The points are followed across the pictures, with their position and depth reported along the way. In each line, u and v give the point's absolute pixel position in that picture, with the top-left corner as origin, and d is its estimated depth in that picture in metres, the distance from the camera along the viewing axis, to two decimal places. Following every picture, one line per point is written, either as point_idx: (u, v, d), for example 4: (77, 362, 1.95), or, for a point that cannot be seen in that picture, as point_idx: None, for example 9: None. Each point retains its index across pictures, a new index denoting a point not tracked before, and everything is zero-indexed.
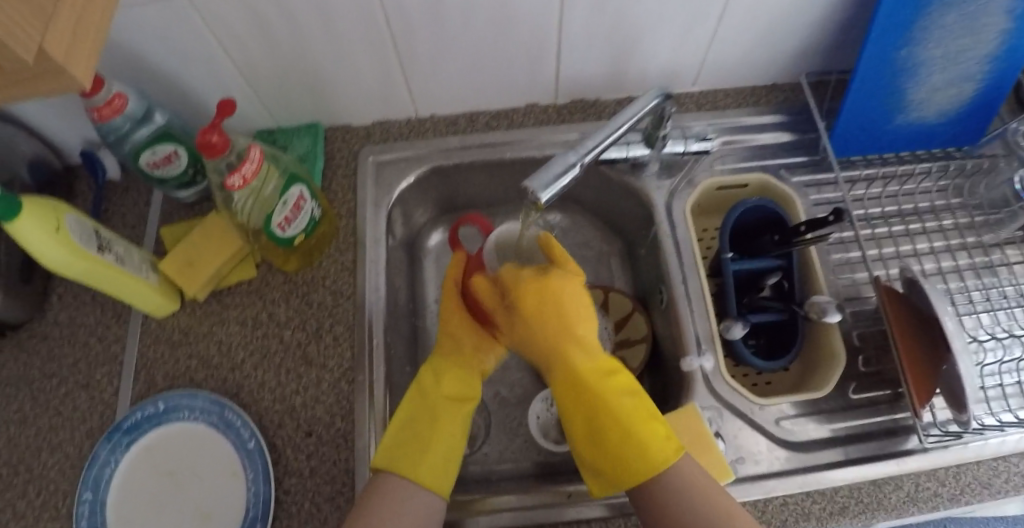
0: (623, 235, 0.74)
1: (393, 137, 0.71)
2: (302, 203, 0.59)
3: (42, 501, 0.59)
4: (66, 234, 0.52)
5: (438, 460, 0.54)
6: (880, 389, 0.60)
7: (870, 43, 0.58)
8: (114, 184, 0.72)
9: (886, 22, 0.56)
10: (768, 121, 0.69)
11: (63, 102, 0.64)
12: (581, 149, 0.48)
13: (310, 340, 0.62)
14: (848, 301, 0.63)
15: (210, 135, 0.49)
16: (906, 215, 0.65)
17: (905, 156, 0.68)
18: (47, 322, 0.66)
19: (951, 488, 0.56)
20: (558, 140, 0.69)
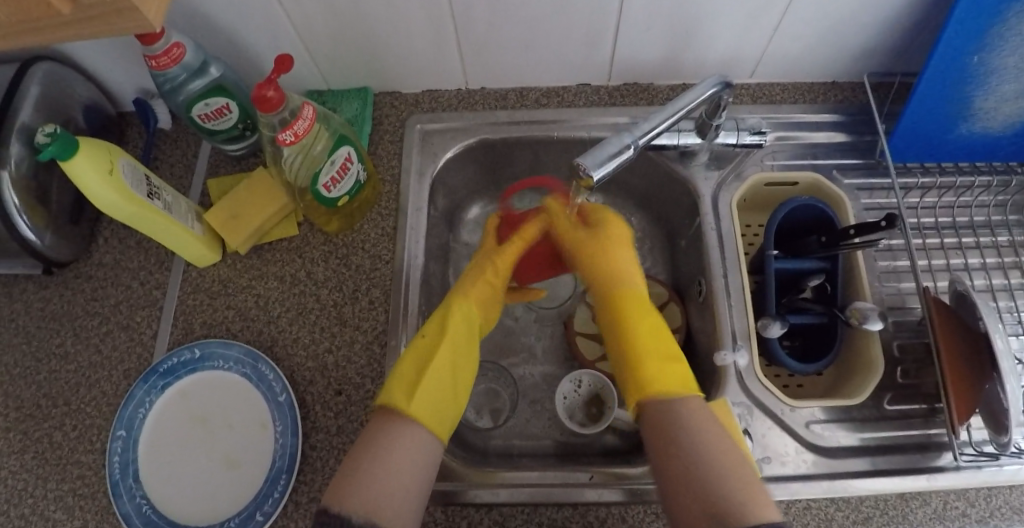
0: (663, 224, 0.73)
1: (442, 107, 0.70)
2: (349, 165, 0.59)
3: (77, 434, 0.61)
4: (118, 176, 0.53)
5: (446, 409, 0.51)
6: (916, 402, 0.59)
7: (939, 49, 0.55)
8: (164, 133, 0.74)
9: (959, 27, 0.53)
10: (825, 119, 0.67)
11: (123, 48, 0.65)
12: (636, 132, 0.48)
13: (345, 301, 0.63)
14: (891, 310, 0.61)
15: (266, 89, 0.50)
16: (960, 228, 0.63)
17: (966, 167, 0.65)
18: (92, 262, 0.68)
19: (981, 510, 0.54)
20: (607, 122, 0.68)
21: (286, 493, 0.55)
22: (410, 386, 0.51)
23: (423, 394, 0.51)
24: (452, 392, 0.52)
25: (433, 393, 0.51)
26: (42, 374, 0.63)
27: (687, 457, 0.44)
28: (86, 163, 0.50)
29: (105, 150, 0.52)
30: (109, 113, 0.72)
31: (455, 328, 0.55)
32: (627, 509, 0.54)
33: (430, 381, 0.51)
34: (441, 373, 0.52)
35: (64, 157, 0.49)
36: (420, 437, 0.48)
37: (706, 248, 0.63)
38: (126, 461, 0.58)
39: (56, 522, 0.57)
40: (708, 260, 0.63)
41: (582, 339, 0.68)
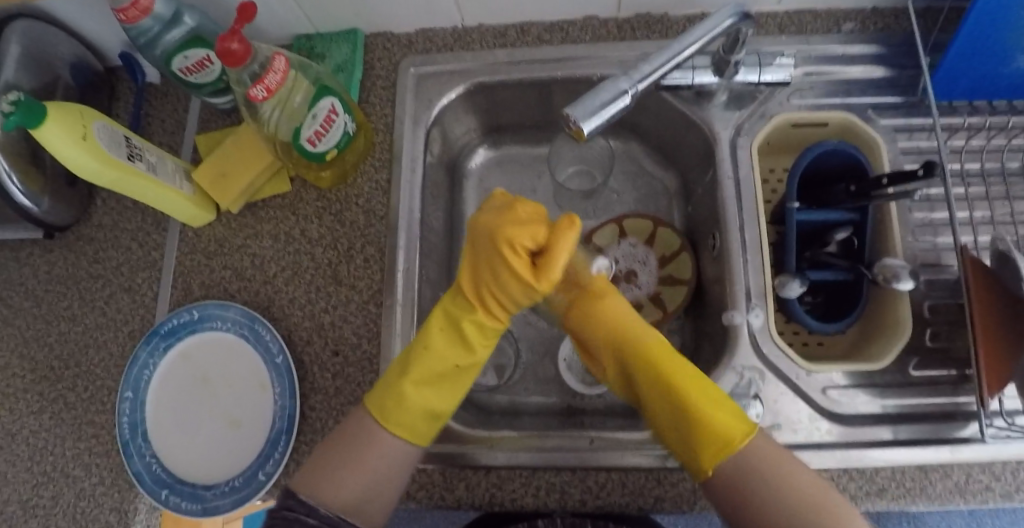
0: (679, 167, 0.68)
1: (437, 49, 0.65)
2: (335, 116, 0.55)
3: (89, 395, 0.63)
4: (93, 141, 0.51)
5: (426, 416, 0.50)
6: (944, 368, 0.54)
7: None
8: (154, 87, 0.71)
9: None
10: (862, 51, 0.60)
11: None
12: (634, 76, 0.42)
13: (340, 259, 0.61)
14: (925, 268, 0.56)
15: (229, 42, 0.45)
16: (1009, 175, 0.57)
17: (1020, 106, 0.58)
18: (92, 224, 0.68)
19: (1006, 485, 0.51)
20: (614, 58, 0.62)
21: (286, 454, 0.55)
22: (392, 403, 0.49)
23: (423, 417, 0.49)
24: (436, 412, 0.50)
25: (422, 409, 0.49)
26: (53, 336, 0.65)
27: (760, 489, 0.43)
28: (59, 132, 0.48)
29: (77, 114, 0.50)
30: (96, 70, 0.70)
31: (432, 342, 0.50)
32: (628, 475, 0.53)
33: (428, 396, 0.49)
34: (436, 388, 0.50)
35: (32, 126, 0.47)
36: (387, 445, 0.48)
37: (722, 198, 0.59)
38: (135, 422, 0.59)
39: (76, 477, 0.61)
40: (724, 211, 0.58)
41: None
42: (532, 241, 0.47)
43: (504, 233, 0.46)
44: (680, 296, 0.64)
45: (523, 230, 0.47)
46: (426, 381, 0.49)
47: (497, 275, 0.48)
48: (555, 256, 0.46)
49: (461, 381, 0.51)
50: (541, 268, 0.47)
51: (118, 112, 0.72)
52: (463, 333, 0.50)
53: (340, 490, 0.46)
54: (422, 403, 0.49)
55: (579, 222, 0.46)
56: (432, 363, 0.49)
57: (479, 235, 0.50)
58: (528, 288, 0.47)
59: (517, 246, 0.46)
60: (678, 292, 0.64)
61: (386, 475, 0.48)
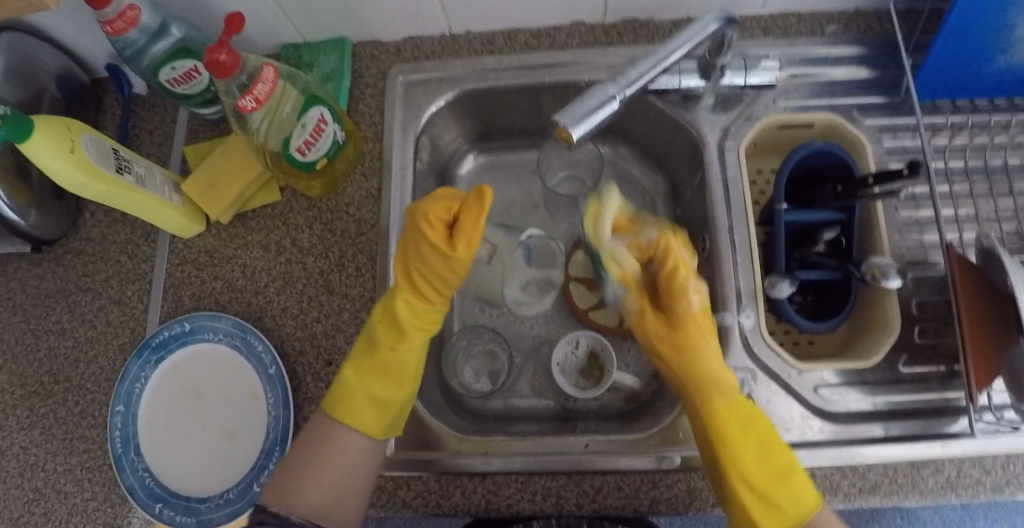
0: (668, 170, 0.68)
1: (425, 56, 0.65)
2: (324, 125, 0.55)
3: (80, 409, 0.62)
4: (81, 155, 0.50)
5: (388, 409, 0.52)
6: (932, 364, 0.55)
7: None
8: (142, 99, 0.71)
9: None
10: (846, 52, 0.61)
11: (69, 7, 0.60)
12: (622, 82, 0.42)
13: (332, 268, 0.61)
14: (911, 266, 0.57)
15: (218, 54, 0.45)
16: (992, 172, 0.57)
17: (1002, 104, 0.59)
18: (80, 237, 0.67)
19: (996, 478, 0.51)
20: (601, 63, 0.63)
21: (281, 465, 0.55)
22: (350, 395, 0.51)
23: (370, 402, 0.51)
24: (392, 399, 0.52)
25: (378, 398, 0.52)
26: (42, 351, 0.64)
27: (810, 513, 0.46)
28: (46, 145, 0.48)
29: (64, 126, 0.50)
30: (83, 81, 0.70)
31: (376, 335, 0.53)
32: (623, 477, 0.53)
33: (375, 389, 0.52)
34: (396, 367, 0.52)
35: (19, 140, 0.47)
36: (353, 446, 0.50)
37: (711, 200, 0.59)
38: (127, 436, 0.59)
39: (68, 493, 0.60)
40: (713, 213, 0.59)
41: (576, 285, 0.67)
42: (445, 213, 0.52)
43: (419, 211, 0.52)
44: None
45: (435, 204, 0.52)
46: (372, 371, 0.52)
47: (416, 251, 0.53)
48: (463, 231, 0.51)
49: (414, 369, 0.54)
50: (452, 240, 0.51)
51: (106, 124, 0.71)
52: (400, 320, 0.52)
53: (309, 492, 0.47)
54: (367, 393, 0.51)
55: (489, 192, 0.49)
56: (382, 356, 0.52)
57: (409, 227, 0.54)
58: (444, 258, 0.52)
59: (431, 219, 0.52)
60: None
61: (345, 483, 0.49)
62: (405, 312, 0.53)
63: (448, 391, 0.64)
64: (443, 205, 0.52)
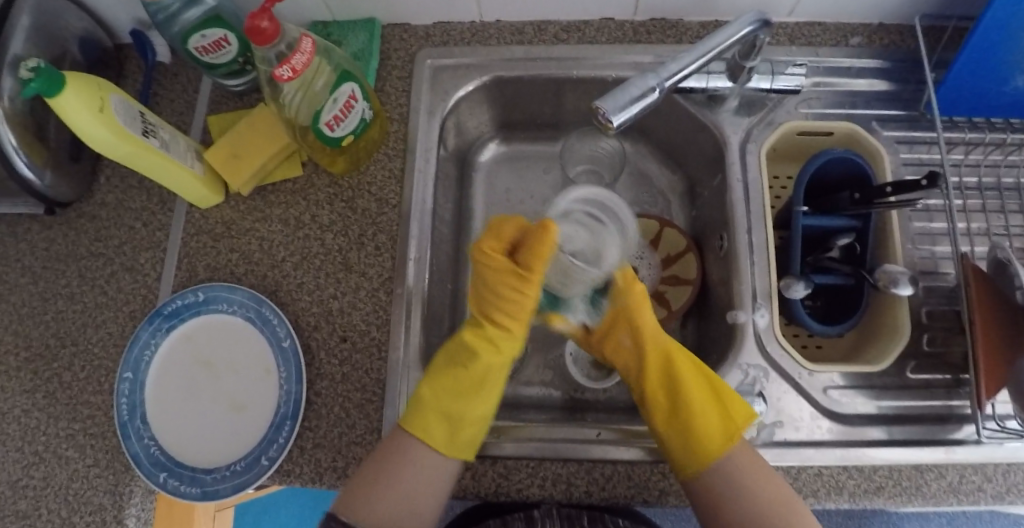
0: (686, 170, 0.69)
1: (454, 42, 0.66)
2: (354, 102, 0.55)
3: (86, 374, 0.61)
4: (110, 115, 0.50)
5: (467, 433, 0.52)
6: (939, 372, 0.56)
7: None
8: (165, 67, 0.71)
9: None
10: (868, 64, 0.62)
11: None
12: (661, 73, 0.43)
13: (350, 246, 0.61)
14: (923, 275, 0.58)
15: (260, 20, 0.45)
16: (1004, 189, 0.59)
17: (1017, 124, 0.61)
18: (95, 202, 0.67)
19: (997, 486, 0.52)
20: (629, 60, 0.63)
21: (290, 438, 0.55)
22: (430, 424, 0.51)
23: (439, 420, 0.52)
24: (477, 416, 0.52)
25: (456, 420, 0.52)
26: (49, 314, 0.63)
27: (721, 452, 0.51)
28: (76, 101, 0.48)
29: (95, 85, 0.50)
30: (107, 46, 0.69)
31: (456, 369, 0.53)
32: (633, 467, 0.53)
33: (445, 407, 0.52)
34: (482, 394, 0.53)
35: (50, 94, 0.46)
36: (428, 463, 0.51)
37: (730, 200, 0.60)
38: (133, 403, 0.58)
39: (69, 459, 0.59)
40: (732, 213, 0.60)
41: None
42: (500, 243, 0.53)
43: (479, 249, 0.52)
44: (685, 296, 0.65)
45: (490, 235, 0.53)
46: (448, 391, 0.52)
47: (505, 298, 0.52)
48: (496, 256, 0.52)
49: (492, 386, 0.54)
50: (521, 266, 0.51)
51: (126, 91, 0.71)
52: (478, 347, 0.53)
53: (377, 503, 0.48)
54: (442, 410, 0.52)
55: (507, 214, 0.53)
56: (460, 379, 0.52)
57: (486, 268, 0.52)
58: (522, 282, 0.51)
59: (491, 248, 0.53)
60: (684, 292, 0.65)
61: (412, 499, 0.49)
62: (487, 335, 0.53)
63: None
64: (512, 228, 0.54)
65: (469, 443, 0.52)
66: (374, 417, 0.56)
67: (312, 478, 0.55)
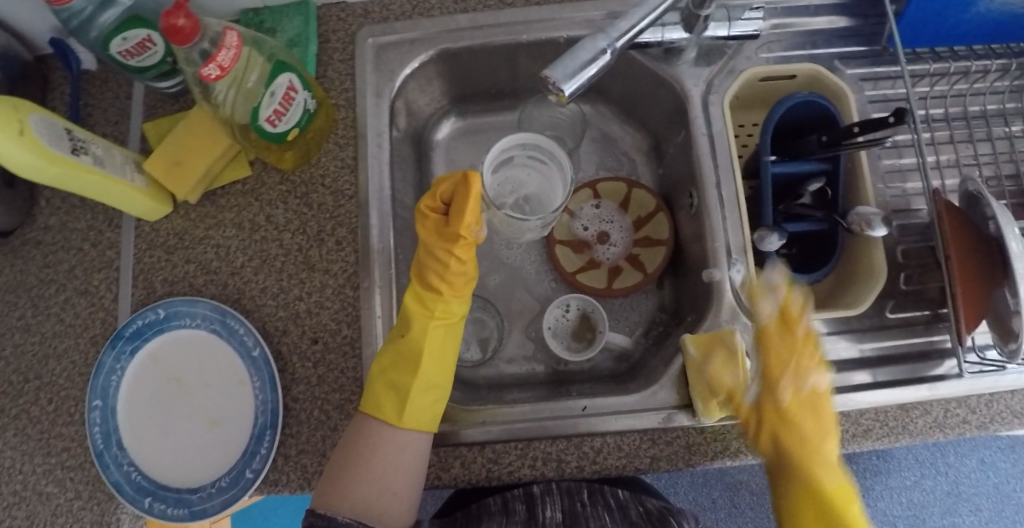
0: (650, 129, 0.67)
1: (395, 17, 0.62)
2: (294, 94, 0.52)
3: (54, 407, 0.59)
4: (33, 136, 0.47)
5: (418, 402, 0.52)
6: (918, 309, 0.56)
7: None
8: (91, 74, 0.66)
9: None
10: (826, 1, 0.60)
11: None
12: (612, 34, 0.41)
13: (311, 244, 0.58)
14: (895, 214, 0.57)
15: (175, 18, 0.42)
16: (970, 118, 0.58)
17: (980, 50, 0.59)
18: (38, 226, 0.63)
19: (981, 416, 0.53)
20: (581, 19, 0.60)
21: (273, 448, 0.54)
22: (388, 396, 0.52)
23: (390, 394, 0.52)
24: (428, 382, 0.54)
25: (403, 389, 0.52)
26: (6, 349, 0.61)
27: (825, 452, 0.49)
28: None
29: (10, 106, 0.46)
30: (25, 58, 0.64)
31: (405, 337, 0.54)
32: (623, 437, 0.53)
33: (394, 379, 0.53)
34: (427, 358, 0.54)
35: None
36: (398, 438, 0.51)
37: (697, 156, 0.58)
38: (107, 431, 0.56)
39: (50, 494, 0.58)
40: (700, 169, 0.58)
41: (561, 248, 0.66)
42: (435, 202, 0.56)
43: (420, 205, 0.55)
44: (659, 257, 0.64)
45: (424, 195, 0.55)
46: (395, 363, 0.53)
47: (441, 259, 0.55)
48: (461, 218, 0.53)
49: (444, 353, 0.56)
50: (450, 227, 0.54)
51: (54, 104, 0.66)
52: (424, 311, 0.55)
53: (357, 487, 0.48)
54: (390, 381, 0.52)
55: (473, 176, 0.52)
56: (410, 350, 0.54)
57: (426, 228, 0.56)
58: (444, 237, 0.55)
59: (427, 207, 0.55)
60: (658, 253, 0.64)
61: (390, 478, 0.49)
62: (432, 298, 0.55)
63: None
64: (445, 187, 0.55)
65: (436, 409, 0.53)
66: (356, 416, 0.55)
67: (301, 485, 0.54)
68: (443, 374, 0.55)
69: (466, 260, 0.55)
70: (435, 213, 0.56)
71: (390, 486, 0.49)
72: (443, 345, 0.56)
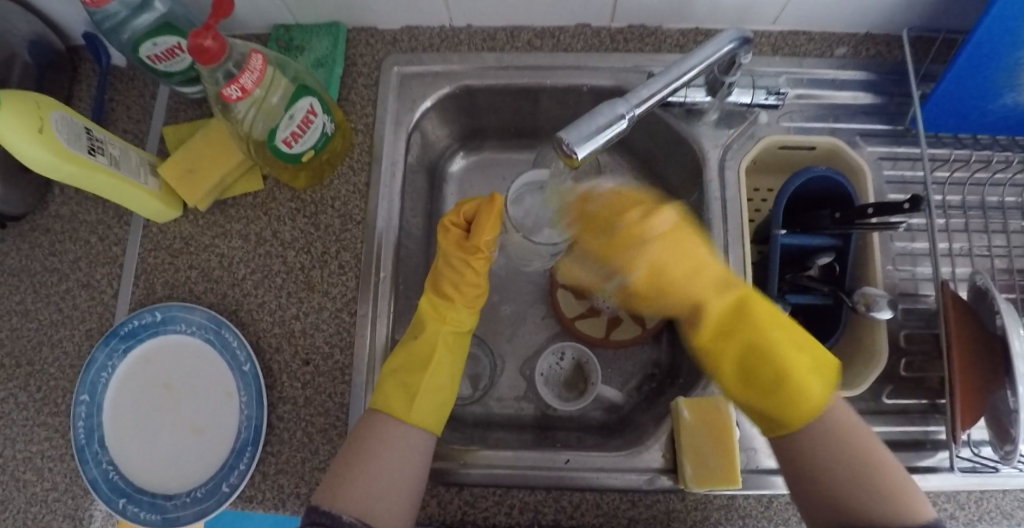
0: (664, 183, 0.67)
1: (423, 48, 0.63)
2: (313, 117, 0.53)
3: (42, 395, 0.59)
4: (51, 134, 0.47)
5: (423, 401, 0.51)
6: (915, 397, 0.55)
7: (987, 19, 0.46)
8: (120, 70, 0.67)
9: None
10: (853, 76, 0.60)
11: None
12: (631, 100, 0.41)
13: (314, 264, 0.58)
14: (902, 297, 0.57)
15: (203, 38, 0.42)
16: (988, 208, 0.57)
17: (1004, 140, 0.59)
18: (49, 214, 0.64)
19: (969, 513, 0.52)
20: (605, 69, 0.61)
21: (252, 465, 0.53)
22: (393, 393, 0.51)
23: (399, 390, 0.51)
24: (437, 384, 0.53)
25: (411, 387, 0.52)
26: (4, 332, 0.61)
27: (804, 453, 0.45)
28: (12, 121, 0.45)
29: (33, 103, 0.46)
30: (58, 48, 0.66)
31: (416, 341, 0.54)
32: (602, 495, 0.52)
33: (401, 377, 0.52)
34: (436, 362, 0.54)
35: None
36: (401, 437, 0.49)
37: (708, 219, 0.58)
38: (91, 427, 0.56)
39: (27, 482, 0.57)
40: (709, 233, 0.58)
41: (563, 292, 0.66)
42: (459, 218, 0.58)
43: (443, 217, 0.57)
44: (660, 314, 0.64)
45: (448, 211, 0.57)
46: (404, 362, 0.53)
47: (456, 273, 0.56)
48: (483, 231, 0.55)
49: (454, 362, 0.55)
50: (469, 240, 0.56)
51: (80, 95, 0.67)
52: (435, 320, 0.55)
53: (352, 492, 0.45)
54: (400, 380, 0.52)
55: (499, 198, 0.55)
56: (417, 352, 0.54)
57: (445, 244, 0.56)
58: (465, 251, 0.56)
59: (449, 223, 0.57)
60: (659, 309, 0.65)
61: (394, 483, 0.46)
62: (444, 303, 0.56)
63: None
64: (468, 205, 0.57)
65: (441, 415, 0.53)
66: (337, 443, 0.55)
67: (275, 505, 0.54)
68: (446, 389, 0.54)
69: (481, 273, 0.56)
70: (457, 228, 0.57)
71: (396, 488, 0.46)
72: (451, 355, 0.55)
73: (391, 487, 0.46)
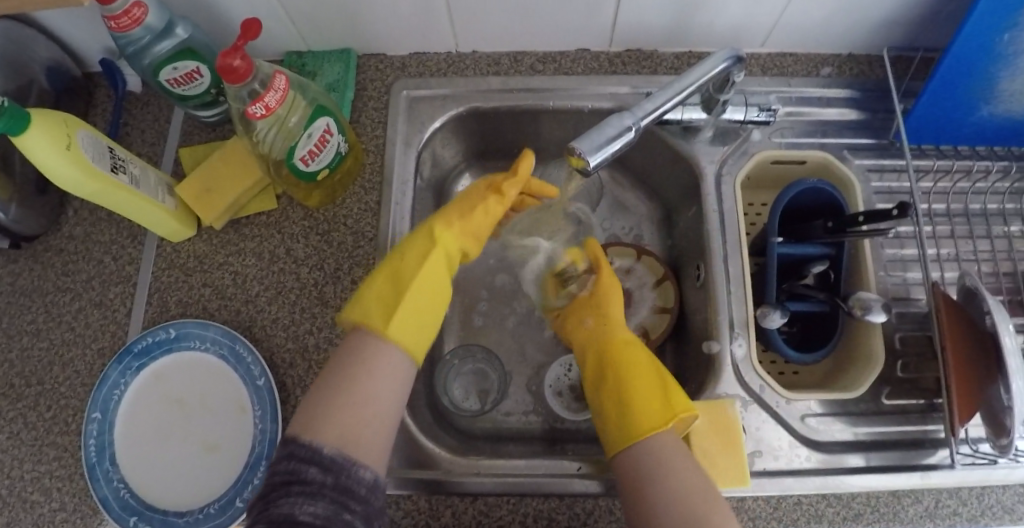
0: (663, 198, 0.70)
1: (430, 72, 0.66)
2: (329, 136, 0.55)
3: (52, 415, 0.59)
4: (78, 151, 0.49)
5: (408, 320, 0.52)
6: (913, 397, 0.57)
7: (960, 37, 0.50)
8: (135, 96, 0.69)
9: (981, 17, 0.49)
10: (838, 95, 0.64)
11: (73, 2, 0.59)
12: (638, 113, 0.44)
13: (327, 280, 0.60)
14: (895, 301, 0.59)
15: (232, 58, 0.45)
16: (972, 216, 0.60)
17: (982, 151, 0.62)
18: (62, 235, 0.65)
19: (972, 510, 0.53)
20: (604, 89, 0.64)
21: (266, 479, 0.54)
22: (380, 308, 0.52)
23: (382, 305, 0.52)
24: (420, 310, 0.53)
25: (395, 305, 0.52)
26: (14, 351, 0.61)
27: (649, 494, 0.46)
28: (42, 138, 0.46)
29: (62, 122, 0.48)
30: (75, 75, 0.68)
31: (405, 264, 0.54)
32: (615, 501, 0.53)
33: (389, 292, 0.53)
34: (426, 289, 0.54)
35: (13, 132, 0.45)
36: (386, 362, 0.48)
37: (707, 230, 0.61)
38: (102, 444, 0.56)
39: (34, 503, 0.57)
40: (708, 243, 0.60)
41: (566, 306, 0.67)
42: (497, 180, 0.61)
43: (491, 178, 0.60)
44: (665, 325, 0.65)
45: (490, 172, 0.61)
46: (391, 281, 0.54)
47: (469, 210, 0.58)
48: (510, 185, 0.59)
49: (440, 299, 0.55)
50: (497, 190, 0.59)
51: (96, 120, 0.69)
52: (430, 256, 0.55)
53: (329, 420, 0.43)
54: (388, 294, 0.53)
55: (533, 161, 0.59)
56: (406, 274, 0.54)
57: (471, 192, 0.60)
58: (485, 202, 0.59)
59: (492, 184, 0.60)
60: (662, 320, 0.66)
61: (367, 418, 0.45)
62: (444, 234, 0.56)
63: (437, 409, 0.63)
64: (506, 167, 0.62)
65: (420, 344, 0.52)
66: None
67: None
68: (435, 310, 0.54)
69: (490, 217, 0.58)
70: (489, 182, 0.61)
71: (367, 419, 0.44)
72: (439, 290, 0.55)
73: (369, 420, 0.45)
